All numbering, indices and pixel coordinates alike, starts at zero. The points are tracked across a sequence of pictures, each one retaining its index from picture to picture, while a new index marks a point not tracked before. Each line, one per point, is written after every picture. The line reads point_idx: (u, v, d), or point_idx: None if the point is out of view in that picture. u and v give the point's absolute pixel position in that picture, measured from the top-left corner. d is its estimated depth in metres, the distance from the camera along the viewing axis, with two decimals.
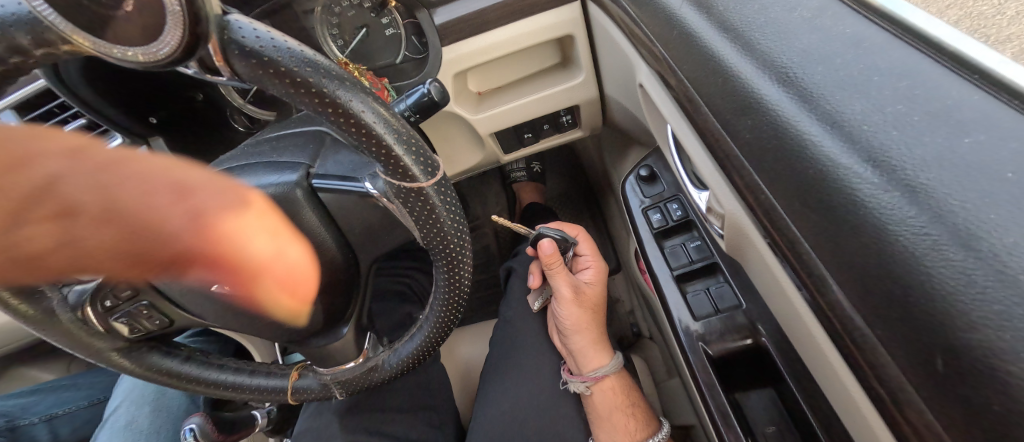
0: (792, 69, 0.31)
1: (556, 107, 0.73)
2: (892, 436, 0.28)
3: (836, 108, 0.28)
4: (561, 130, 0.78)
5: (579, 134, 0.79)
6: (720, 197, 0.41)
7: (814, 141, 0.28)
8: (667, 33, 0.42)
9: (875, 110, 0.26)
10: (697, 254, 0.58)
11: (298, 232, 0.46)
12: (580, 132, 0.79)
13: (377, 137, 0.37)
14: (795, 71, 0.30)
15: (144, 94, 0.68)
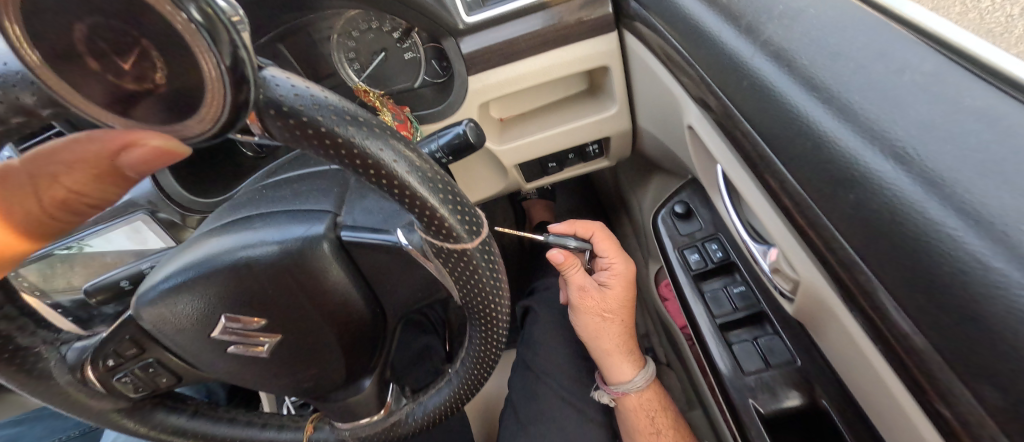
0: (909, 144, 0.25)
1: (585, 139, 0.68)
2: None
3: (980, 202, 0.22)
4: (586, 159, 0.74)
5: (604, 164, 0.75)
6: (790, 258, 0.37)
7: (952, 241, 0.22)
8: (733, 83, 0.37)
9: None
10: (743, 301, 0.55)
11: (323, 288, 0.42)
12: (606, 162, 0.74)
13: (420, 198, 0.33)
14: (915, 148, 0.25)
15: None
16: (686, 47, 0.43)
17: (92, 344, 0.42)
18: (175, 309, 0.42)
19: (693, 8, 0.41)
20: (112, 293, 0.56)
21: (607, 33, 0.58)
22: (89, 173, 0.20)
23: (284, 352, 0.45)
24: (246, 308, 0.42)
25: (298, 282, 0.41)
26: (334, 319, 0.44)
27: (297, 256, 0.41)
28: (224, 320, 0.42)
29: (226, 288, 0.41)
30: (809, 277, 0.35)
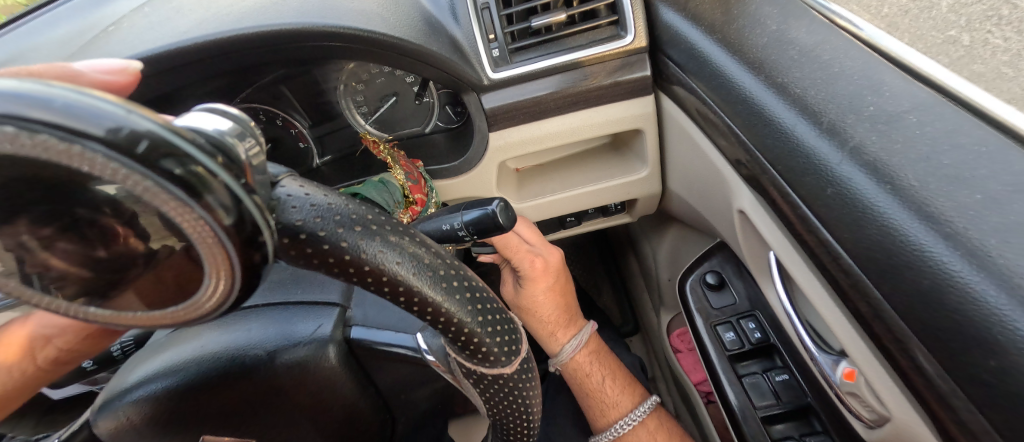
0: None
1: (609, 199, 0.64)
2: None
3: None
4: (606, 214, 0.69)
5: (625, 219, 0.70)
6: (876, 389, 0.32)
7: None
8: (806, 179, 0.33)
9: None
10: (786, 392, 0.51)
11: (327, 399, 0.36)
12: (628, 217, 0.69)
13: (460, 323, 0.25)
14: None
15: None
16: (744, 126, 0.40)
17: None
18: (141, 422, 0.35)
19: (755, 91, 0.38)
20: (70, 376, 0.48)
21: (642, 95, 0.54)
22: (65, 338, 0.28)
23: None
24: (235, 423, 0.36)
25: (297, 393, 0.35)
26: (337, 430, 0.38)
27: (301, 364, 0.35)
28: (203, 439, 0.36)
29: (208, 398, 0.34)
30: (906, 418, 0.30)
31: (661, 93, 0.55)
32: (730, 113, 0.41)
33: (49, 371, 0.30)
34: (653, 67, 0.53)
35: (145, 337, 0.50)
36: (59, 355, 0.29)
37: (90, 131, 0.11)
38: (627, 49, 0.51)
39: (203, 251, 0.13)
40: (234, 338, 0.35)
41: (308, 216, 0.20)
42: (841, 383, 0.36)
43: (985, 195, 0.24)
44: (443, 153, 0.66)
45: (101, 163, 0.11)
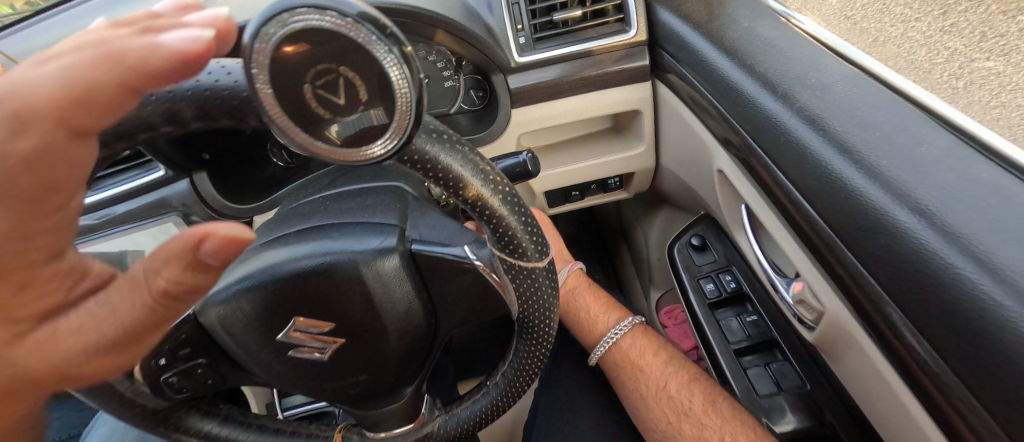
0: (905, 185, 0.32)
1: (611, 173, 0.74)
2: None
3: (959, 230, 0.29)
4: (606, 190, 0.79)
5: (623, 196, 0.80)
6: (818, 294, 0.43)
7: (942, 259, 0.29)
8: (766, 135, 0.44)
9: (999, 236, 0.27)
10: (754, 329, 0.61)
11: (389, 297, 0.44)
12: (625, 193, 0.80)
13: (501, 218, 0.36)
14: (908, 186, 0.32)
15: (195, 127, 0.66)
16: (721, 100, 0.51)
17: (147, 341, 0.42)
18: (241, 310, 0.43)
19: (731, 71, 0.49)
20: None
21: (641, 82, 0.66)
22: (180, 266, 0.19)
23: (341, 359, 0.46)
24: (316, 312, 0.43)
25: (368, 289, 0.43)
26: (394, 327, 0.46)
27: (372, 266, 0.43)
28: (292, 322, 0.43)
29: (297, 293, 0.42)
30: (837, 311, 0.40)
31: (657, 81, 0.66)
32: (712, 91, 0.52)
33: (174, 314, 0.22)
34: (652, 59, 0.64)
35: None
36: (177, 289, 0.20)
37: (350, 11, 0.20)
38: (630, 41, 0.63)
39: (403, 97, 0.22)
40: (326, 246, 0.43)
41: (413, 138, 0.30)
42: (794, 296, 0.46)
43: (882, 132, 0.35)
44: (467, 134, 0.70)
45: (353, 26, 0.20)
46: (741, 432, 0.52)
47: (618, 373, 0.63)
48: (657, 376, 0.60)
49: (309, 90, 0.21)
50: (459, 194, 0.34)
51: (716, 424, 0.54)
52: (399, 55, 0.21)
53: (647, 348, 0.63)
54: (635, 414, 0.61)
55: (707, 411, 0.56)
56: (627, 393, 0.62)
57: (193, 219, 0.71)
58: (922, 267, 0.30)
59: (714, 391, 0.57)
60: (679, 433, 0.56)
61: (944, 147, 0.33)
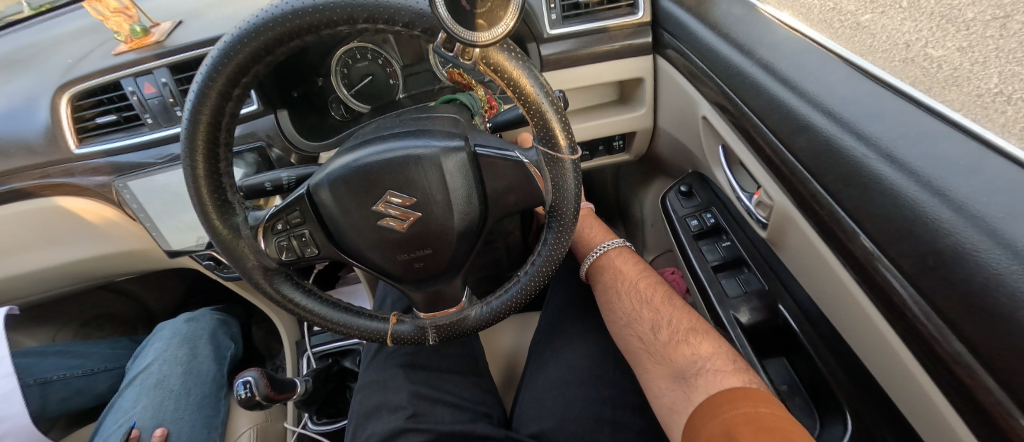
0: (821, 98, 0.49)
1: (617, 131, 0.99)
2: (896, 337, 0.43)
3: (849, 119, 0.46)
4: (612, 153, 1.06)
5: (626, 157, 1.07)
6: (771, 194, 0.59)
7: (839, 137, 0.46)
8: (738, 82, 0.62)
9: (872, 119, 0.44)
10: (728, 252, 0.76)
11: (456, 185, 0.60)
12: (627, 156, 1.07)
13: (546, 115, 0.52)
14: (822, 98, 0.49)
15: (285, 73, 0.90)
16: (703, 64, 0.73)
17: (274, 210, 0.61)
18: (345, 186, 0.58)
19: (716, 41, 0.68)
20: (255, 192, 0.75)
21: (645, 55, 0.89)
22: None
23: (415, 231, 0.61)
24: (404, 189, 0.58)
25: (443, 177, 0.59)
26: (456, 210, 0.61)
27: (447, 159, 0.58)
28: (384, 197, 0.58)
29: (389, 174, 0.57)
30: (782, 202, 0.56)
31: (658, 56, 0.89)
32: (703, 59, 0.72)
33: None
34: (653, 38, 0.87)
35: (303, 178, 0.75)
36: None
37: None
38: (637, 21, 0.85)
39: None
40: (415, 142, 0.58)
41: (497, 51, 0.48)
42: (755, 202, 0.64)
43: (810, 71, 0.53)
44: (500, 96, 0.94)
45: None
46: (686, 319, 0.65)
47: (600, 275, 0.75)
48: (631, 276, 0.72)
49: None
50: (521, 98, 0.51)
51: (669, 311, 0.66)
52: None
53: (627, 259, 0.76)
54: (606, 307, 0.72)
55: (664, 303, 0.67)
56: (605, 290, 0.73)
57: (273, 149, 0.94)
58: (827, 145, 0.47)
59: (673, 294, 0.70)
60: (637, 316, 0.67)
61: (848, 77, 0.50)
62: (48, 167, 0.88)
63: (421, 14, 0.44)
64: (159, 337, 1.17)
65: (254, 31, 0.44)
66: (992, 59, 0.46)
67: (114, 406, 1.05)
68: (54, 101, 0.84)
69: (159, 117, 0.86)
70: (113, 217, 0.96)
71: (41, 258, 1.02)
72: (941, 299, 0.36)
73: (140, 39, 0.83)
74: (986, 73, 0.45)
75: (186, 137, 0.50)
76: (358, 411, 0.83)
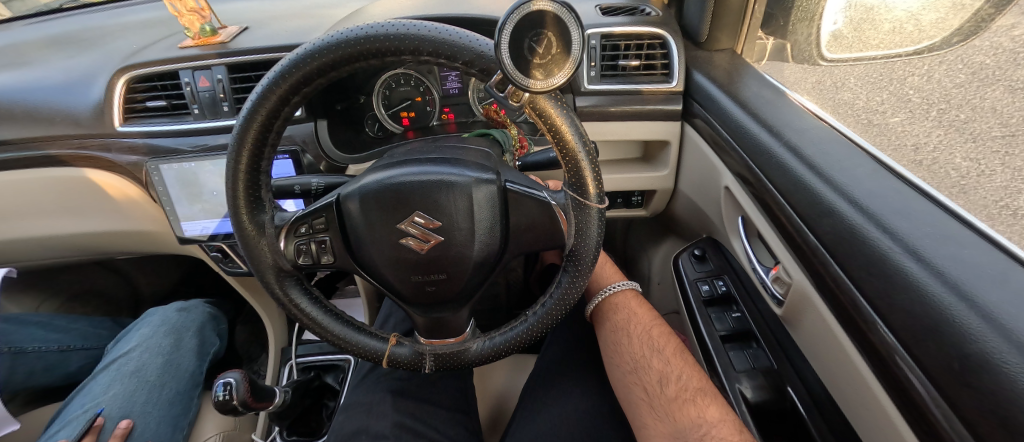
0: (847, 187, 0.51)
1: (637, 188, 1.03)
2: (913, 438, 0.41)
3: (877, 212, 0.47)
4: (629, 207, 1.09)
5: (642, 213, 1.11)
6: (789, 272, 0.60)
7: (864, 228, 0.47)
8: (762, 159, 0.65)
9: (898, 215, 0.45)
10: (737, 322, 0.77)
11: (481, 215, 0.61)
12: (643, 211, 1.10)
13: (581, 165, 0.54)
14: (848, 188, 0.51)
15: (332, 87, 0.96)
16: (728, 135, 0.76)
17: (300, 213, 0.63)
18: (374, 199, 0.60)
19: (744, 117, 0.72)
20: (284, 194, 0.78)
21: (674, 122, 0.93)
22: None
23: (433, 254, 0.62)
24: (430, 212, 0.59)
25: (471, 205, 0.60)
26: (476, 240, 0.62)
27: (477, 189, 0.60)
28: (410, 216, 0.60)
29: (418, 194, 0.59)
30: (800, 281, 0.57)
31: (685, 124, 0.93)
32: (728, 132, 0.76)
33: None
34: (683, 107, 0.92)
35: (332, 186, 0.77)
36: None
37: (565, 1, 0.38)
38: (671, 89, 0.90)
39: (574, 50, 0.40)
40: (448, 169, 0.59)
41: (544, 99, 0.50)
42: (772, 277, 0.65)
43: (836, 162, 0.55)
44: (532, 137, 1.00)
45: (564, 13, 0.38)
46: (696, 378, 0.63)
47: (613, 315, 0.74)
48: (645, 322, 0.71)
49: (528, 41, 0.40)
50: (559, 145, 0.53)
51: (679, 367, 0.64)
52: (580, 27, 0.39)
53: (642, 303, 0.75)
54: (614, 350, 0.71)
55: (676, 356, 0.66)
56: (616, 332, 0.72)
57: (306, 155, 0.98)
58: (853, 234, 0.48)
59: (685, 349, 0.68)
60: (646, 365, 0.66)
61: (873, 173, 0.52)
62: (88, 140, 0.93)
63: (482, 54, 0.47)
64: (147, 322, 1.15)
65: (325, 48, 0.47)
66: (998, 173, 0.47)
67: (83, 388, 1.02)
68: (112, 80, 0.90)
69: (206, 109, 0.90)
70: (135, 196, 0.98)
71: (58, 223, 1.04)
72: (966, 410, 0.35)
73: (207, 38, 0.90)
74: (990, 189, 0.46)
75: (237, 133, 0.52)
76: (339, 430, 0.81)
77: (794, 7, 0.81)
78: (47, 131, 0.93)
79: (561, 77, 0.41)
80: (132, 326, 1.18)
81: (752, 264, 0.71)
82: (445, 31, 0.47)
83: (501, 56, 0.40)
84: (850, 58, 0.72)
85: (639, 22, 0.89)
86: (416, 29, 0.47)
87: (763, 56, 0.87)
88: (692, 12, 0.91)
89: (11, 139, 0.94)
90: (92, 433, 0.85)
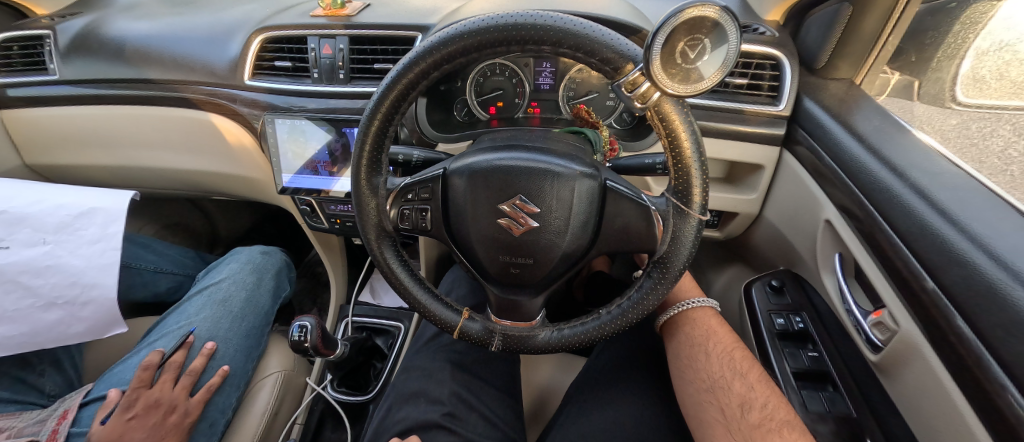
0: (989, 240, 0.48)
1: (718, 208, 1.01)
2: None
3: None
4: (705, 226, 1.08)
5: (716, 234, 1.09)
6: (899, 321, 0.57)
7: (1007, 286, 0.44)
8: (880, 197, 0.63)
9: None
10: (814, 363, 0.74)
11: (576, 209, 0.63)
12: (716, 232, 1.09)
13: (690, 174, 0.54)
14: (991, 242, 0.48)
15: None
16: (837, 169, 0.74)
17: (406, 182, 0.67)
18: (479, 177, 0.63)
19: (861, 153, 0.70)
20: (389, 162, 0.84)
21: (773, 146, 0.90)
22: None
23: (525, 238, 0.65)
24: (529, 197, 0.62)
25: (570, 196, 0.62)
26: (568, 231, 0.64)
27: (579, 182, 0.61)
28: (512, 200, 0.62)
29: (522, 179, 0.61)
30: (909, 331, 0.55)
31: (785, 150, 0.91)
32: (839, 165, 0.73)
33: None
34: (786, 133, 0.89)
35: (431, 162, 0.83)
36: None
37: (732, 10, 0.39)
38: (777, 113, 0.87)
39: (725, 58, 0.41)
40: (554, 160, 0.61)
41: (669, 103, 0.51)
42: (871, 322, 0.63)
43: (973, 213, 0.52)
44: (623, 142, 1.06)
45: (727, 20, 0.39)
46: (782, 409, 0.62)
47: (689, 328, 0.74)
48: (726, 343, 0.71)
49: (683, 45, 0.41)
50: (673, 154, 0.54)
51: (764, 395, 0.64)
52: (738, 41, 0.40)
53: (721, 323, 0.75)
54: (688, 365, 0.70)
55: (760, 384, 0.65)
56: (691, 346, 0.72)
57: (403, 130, 1.07)
58: (992, 290, 0.45)
59: (768, 377, 0.67)
60: (727, 386, 0.65)
61: (1020, 231, 0.48)
62: (219, 89, 1.04)
63: (622, 54, 0.49)
64: (235, 259, 1.25)
65: (474, 30, 0.50)
66: None
67: (177, 306, 1.13)
68: (250, 38, 1.01)
69: (324, 75, 0.97)
70: (246, 144, 1.08)
71: (179, 159, 1.17)
72: None
73: (336, 10, 0.99)
74: None
75: (376, 98, 0.57)
76: (397, 389, 0.85)
77: (945, 42, 0.78)
78: (187, 77, 1.05)
79: (704, 84, 0.42)
80: (223, 260, 1.29)
81: (847, 305, 0.69)
82: (590, 28, 0.49)
83: (651, 53, 0.41)
84: (987, 103, 0.71)
85: (753, 41, 0.87)
86: (564, 23, 0.49)
87: (884, 90, 0.84)
88: (811, 36, 0.87)
89: (157, 79, 1.07)
90: (182, 349, 0.94)
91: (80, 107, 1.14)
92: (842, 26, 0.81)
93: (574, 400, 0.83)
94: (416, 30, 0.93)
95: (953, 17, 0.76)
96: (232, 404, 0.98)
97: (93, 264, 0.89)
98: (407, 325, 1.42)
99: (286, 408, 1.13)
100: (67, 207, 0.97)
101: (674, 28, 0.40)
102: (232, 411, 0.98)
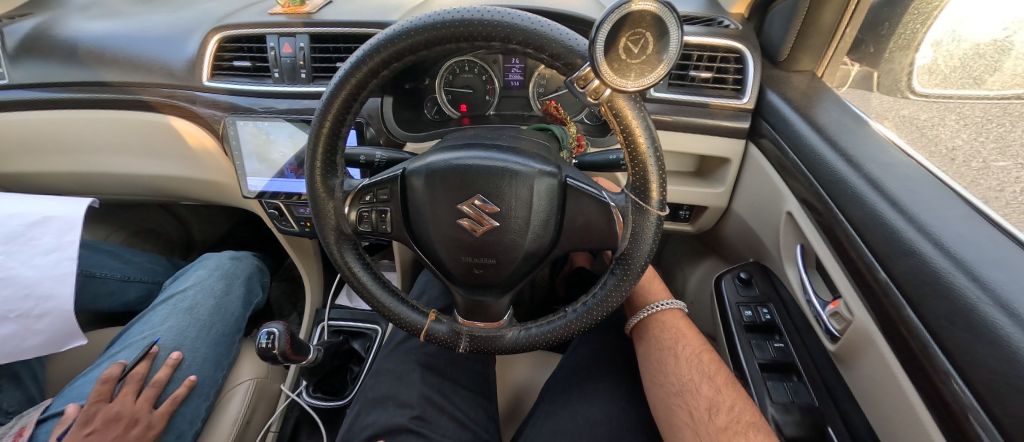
0: (935, 229, 0.49)
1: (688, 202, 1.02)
2: None
3: (967, 261, 0.44)
4: (677, 220, 1.09)
5: (688, 228, 1.10)
6: (853, 312, 0.58)
7: (950, 275, 0.44)
8: (838, 188, 0.63)
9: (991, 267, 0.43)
10: (779, 354, 0.75)
11: (537, 206, 0.62)
12: (688, 226, 1.10)
13: (647, 169, 0.54)
14: (936, 230, 0.49)
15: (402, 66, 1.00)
16: (798, 160, 0.74)
17: (364, 183, 0.66)
18: (438, 176, 0.62)
19: (819, 144, 0.70)
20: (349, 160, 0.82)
21: (738, 139, 0.91)
22: None
23: (486, 238, 0.64)
24: (489, 196, 0.61)
25: (531, 193, 0.61)
26: (532, 227, 0.63)
27: (540, 178, 0.60)
28: (471, 199, 0.61)
29: (480, 176, 0.60)
30: (863, 320, 0.55)
31: (750, 143, 0.91)
32: (799, 157, 0.74)
33: None
34: (750, 125, 0.90)
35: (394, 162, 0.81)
36: None
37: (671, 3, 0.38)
38: (741, 105, 0.88)
39: (669, 51, 0.40)
40: (513, 158, 0.60)
41: (622, 98, 0.50)
42: (829, 312, 0.64)
43: (921, 203, 0.53)
44: (594, 138, 1.06)
45: (666, 13, 0.38)
46: (749, 412, 0.62)
47: (659, 332, 0.74)
48: (694, 346, 0.71)
49: (625, 41, 0.40)
50: (630, 150, 0.53)
51: (731, 397, 0.64)
52: (680, 31, 0.40)
53: (689, 326, 0.76)
54: (657, 367, 0.71)
55: (727, 387, 0.66)
56: (660, 349, 0.72)
57: (369, 129, 1.05)
58: (937, 279, 0.45)
59: (735, 380, 0.68)
60: (694, 389, 0.65)
61: (965, 221, 0.49)
62: (178, 91, 1.00)
63: (572, 49, 0.48)
64: (203, 265, 1.22)
65: (421, 26, 0.49)
66: None
67: (141, 315, 1.09)
68: (207, 37, 0.97)
69: (285, 74, 0.95)
70: (209, 147, 1.04)
71: (140, 163, 1.13)
72: None
73: (295, 7, 0.97)
74: None
75: (326, 98, 0.55)
76: (367, 390, 0.84)
77: (898, 33, 0.79)
78: (143, 78, 1.01)
79: (650, 77, 0.41)
80: (190, 266, 1.25)
81: (808, 296, 0.70)
82: (541, 23, 0.49)
83: (594, 51, 0.40)
84: (939, 93, 0.72)
85: (716, 34, 0.86)
86: (514, 19, 0.48)
87: (845, 82, 0.84)
88: (774, 29, 0.88)
89: (112, 82, 1.03)
90: (145, 361, 0.91)
91: (31, 111, 1.09)
92: (801, 17, 0.82)
93: (545, 399, 0.83)
94: (378, 27, 0.91)
95: (905, 7, 0.77)
96: (201, 415, 0.95)
97: (47, 274, 0.85)
98: (384, 327, 1.40)
99: (258, 416, 1.10)
100: (21, 216, 0.93)
101: (612, 26, 0.39)
102: (201, 422, 0.95)
